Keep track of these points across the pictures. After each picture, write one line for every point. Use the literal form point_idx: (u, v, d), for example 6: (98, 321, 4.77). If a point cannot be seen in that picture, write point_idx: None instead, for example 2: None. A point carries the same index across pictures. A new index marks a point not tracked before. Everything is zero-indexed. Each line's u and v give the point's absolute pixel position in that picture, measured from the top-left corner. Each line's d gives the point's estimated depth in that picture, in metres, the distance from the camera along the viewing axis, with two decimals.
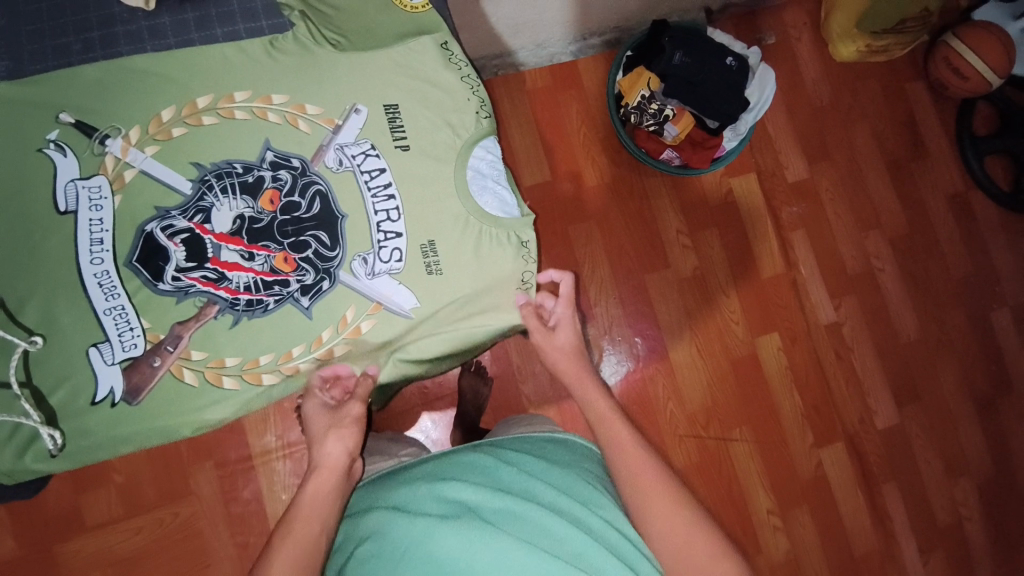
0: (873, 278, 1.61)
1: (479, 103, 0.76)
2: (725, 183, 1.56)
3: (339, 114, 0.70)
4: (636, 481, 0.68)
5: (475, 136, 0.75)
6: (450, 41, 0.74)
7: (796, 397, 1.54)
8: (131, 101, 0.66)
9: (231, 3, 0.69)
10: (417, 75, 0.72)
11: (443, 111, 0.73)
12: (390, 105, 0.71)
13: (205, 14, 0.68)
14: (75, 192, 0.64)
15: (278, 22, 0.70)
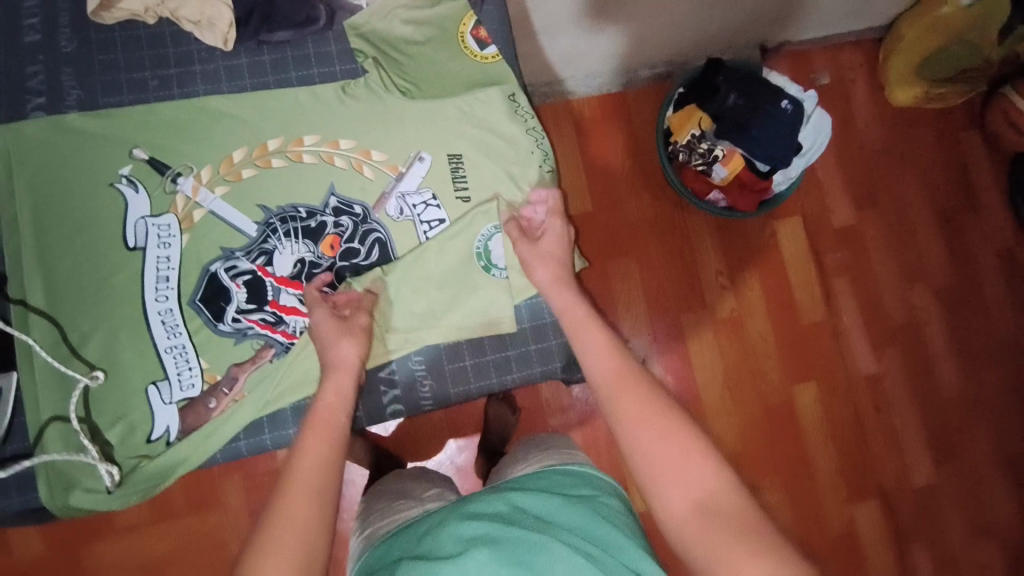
0: (917, 332, 1.54)
1: (543, 156, 0.73)
2: (769, 225, 1.51)
3: (403, 161, 0.70)
4: (651, 447, 0.48)
5: (537, 191, 0.72)
6: (518, 92, 0.72)
7: (830, 450, 1.47)
8: (205, 142, 0.67)
9: (307, 47, 0.70)
10: (483, 126, 0.71)
11: (505, 162, 0.72)
12: (455, 155, 0.71)
13: (282, 57, 0.69)
14: (145, 229, 0.65)
15: (351, 68, 0.70)
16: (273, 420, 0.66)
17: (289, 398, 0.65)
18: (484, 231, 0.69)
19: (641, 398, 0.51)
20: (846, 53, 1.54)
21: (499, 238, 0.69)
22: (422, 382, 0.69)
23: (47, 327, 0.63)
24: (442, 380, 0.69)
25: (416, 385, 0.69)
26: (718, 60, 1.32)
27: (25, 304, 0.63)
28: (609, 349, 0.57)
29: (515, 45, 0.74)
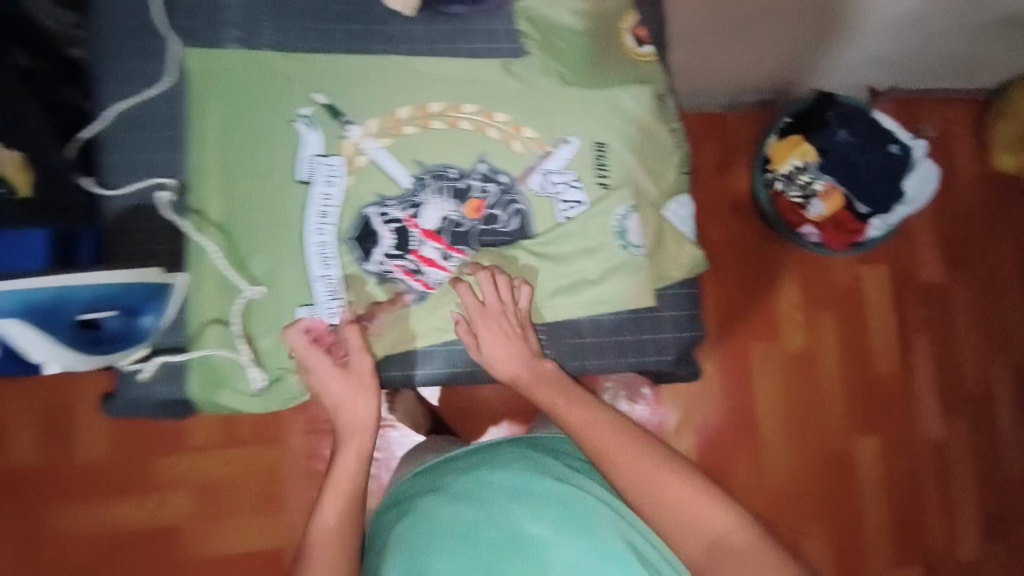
0: (988, 404, 1.50)
1: (681, 159, 0.77)
2: (854, 270, 1.49)
3: (551, 142, 0.74)
4: (631, 467, 0.61)
5: (672, 190, 0.76)
6: (666, 95, 0.77)
7: (883, 507, 1.44)
8: (378, 96, 0.72)
9: (479, 23, 0.74)
10: (630, 119, 0.75)
11: (647, 158, 0.75)
12: (600, 143, 0.74)
13: (455, 28, 0.74)
14: (313, 166, 0.71)
15: (512, 48, 0.75)
16: (401, 360, 0.72)
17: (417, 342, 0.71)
18: (620, 211, 0.72)
19: (632, 464, 0.61)
20: (955, 108, 1.50)
21: (634, 217, 0.72)
22: (541, 348, 0.72)
23: (217, 239, 0.69)
24: (561, 349, 0.72)
25: (536, 350, 0.72)
26: (830, 94, 1.33)
27: (201, 215, 0.69)
28: (602, 419, 0.66)
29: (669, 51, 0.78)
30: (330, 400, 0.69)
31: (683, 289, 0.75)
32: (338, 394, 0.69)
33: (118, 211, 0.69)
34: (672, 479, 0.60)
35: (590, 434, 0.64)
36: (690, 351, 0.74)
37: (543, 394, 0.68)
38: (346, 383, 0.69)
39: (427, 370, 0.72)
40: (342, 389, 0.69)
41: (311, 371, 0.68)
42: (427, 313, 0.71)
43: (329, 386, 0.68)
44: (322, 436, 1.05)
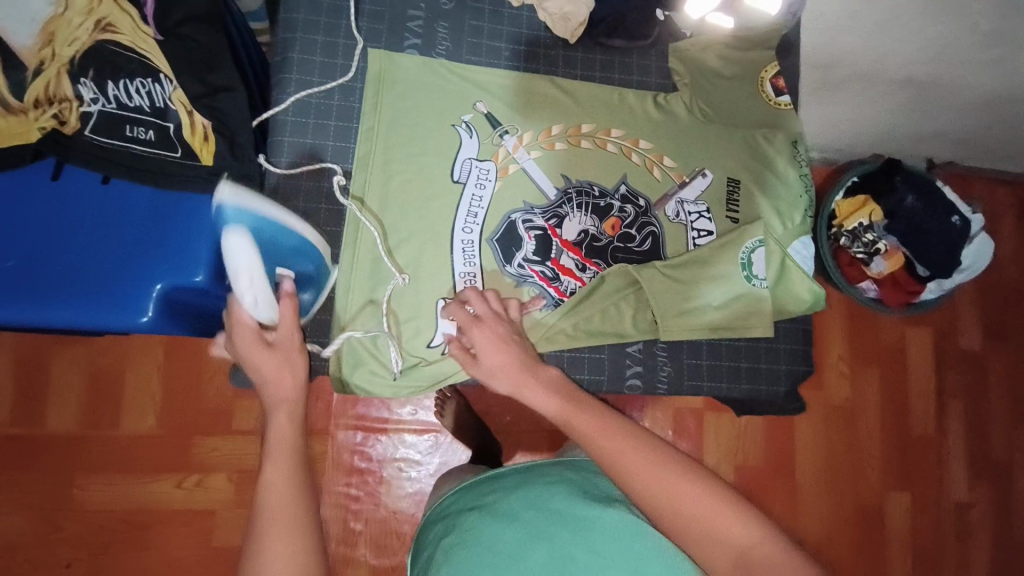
0: (1014, 476, 1.55)
1: (809, 202, 0.80)
2: (900, 330, 1.54)
3: (689, 173, 0.78)
4: (648, 482, 0.52)
5: (798, 231, 0.79)
6: (800, 142, 0.81)
7: (909, 565, 1.49)
8: (534, 112, 0.77)
9: (633, 58, 0.80)
10: (763, 161, 0.80)
11: (775, 198, 0.79)
12: (733, 179, 0.79)
13: (610, 59, 0.80)
14: (469, 168, 0.75)
15: (665, 83, 0.81)
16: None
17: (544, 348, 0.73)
18: (750, 243, 0.76)
19: (648, 468, 0.53)
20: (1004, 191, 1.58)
21: (760, 252, 0.76)
22: (661, 365, 0.75)
23: (373, 224, 0.72)
24: (681, 370, 0.75)
25: (657, 367, 0.75)
26: (898, 161, 1.37)
27: (360, 199, 0.72)
28: (610, 426, 0.57)
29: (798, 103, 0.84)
30: (262, 376, 0.58)
31: (797, 324, 0.80)
32: (270, 366, 0.57)
33: (282, 189, 0.71)
34: (686, 481, 0.52)
35: (598, 446, 0.56)
36: (798, 383, 0.79)
37: (533, 396, 0.60)
38: (280, 355, 0.58)
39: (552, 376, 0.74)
40: (267, 358, 0.58)
41: (243, 344, 0.58)
42: (558, 322, 0.72)
43: (260, 360, 0.57)
44: (369, 433, 1.10)
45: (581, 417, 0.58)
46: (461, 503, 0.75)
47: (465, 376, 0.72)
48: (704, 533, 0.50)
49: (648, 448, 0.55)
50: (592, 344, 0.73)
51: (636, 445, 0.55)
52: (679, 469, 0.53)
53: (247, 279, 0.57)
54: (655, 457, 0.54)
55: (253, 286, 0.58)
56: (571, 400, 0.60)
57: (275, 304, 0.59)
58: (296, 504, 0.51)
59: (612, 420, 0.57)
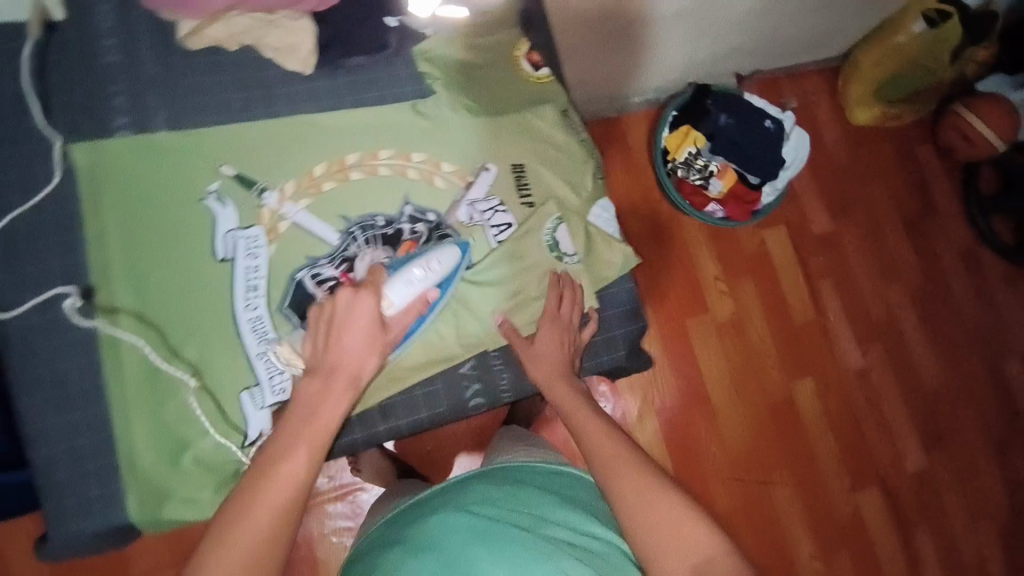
0: (897, 329, 1.68)
1: (595, 165, 0.82)
2: (759, 234, 1.63)
3: (471, 172, 0.76)
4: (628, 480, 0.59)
5: (593, 195, 0.80)
6: (569, 110, 0.82)
7: (831, 441, 1.59)
8: (287, 160, 0.71)
9: (379, 71, 0.75)
10: (542, 138, 0.79)
11: (563, 171, 0.79)
12: (517, 165, 0.77)
13: (356, 79, 0.74)
14: (233, 241, 0.68)
15: (420, 89, 0.76)
16: (361, 420, 0.69)
17: (374, 396, 0.69)
18: (549, 225, 0.76)
19: (631, 473, 0.59)
20: (810, 80, 1.68)
21: (563, 228, 0.76)
22: (500, 374, 0.73)
23: (136, 336, 0.65)
24: (521, 373, 0.73)
25: (495, 377, 0.73)
26: (706, 85, 1.45)
27: (114, 314, 0.65)
28: (608, 438, 0.63)
29: (564, 70, 0.82)
30: (341, 372, 0.60)
31: (622, 285, 0.80)
32: (354, 351, 0.61)
33: (24, 333, 0.64)
34: (662, 490, 0.58)
35: (600, 453, 0.62)
36: (639, 340, 0.79)
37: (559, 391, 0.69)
38: (369, 346, 0.62)
39: (391, 426, 0.69)
40: (357, 335, 0.61)
41: (339, 303, 0.61)
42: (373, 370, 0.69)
43: (353, 332, 0.61)
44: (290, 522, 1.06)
45: (592, 430, 0.64)
46: (401, 527, 0.69)
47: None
48: (667, 542, 0.54)
49: (638, 464, 0.60)
50: (420, 378, 0.70)
51: (628, 460, 0.60)
52: (657, 481, 0.59)
53: (422, 269, 0.67)
54: (638, 467, 0.60)
55: (412, 277, 0.66)
56: (581, 408, 0.67)
57: (410, 291, 0.66)
58: (284, 502, 0.51)
59: (611, 435, 0.63)
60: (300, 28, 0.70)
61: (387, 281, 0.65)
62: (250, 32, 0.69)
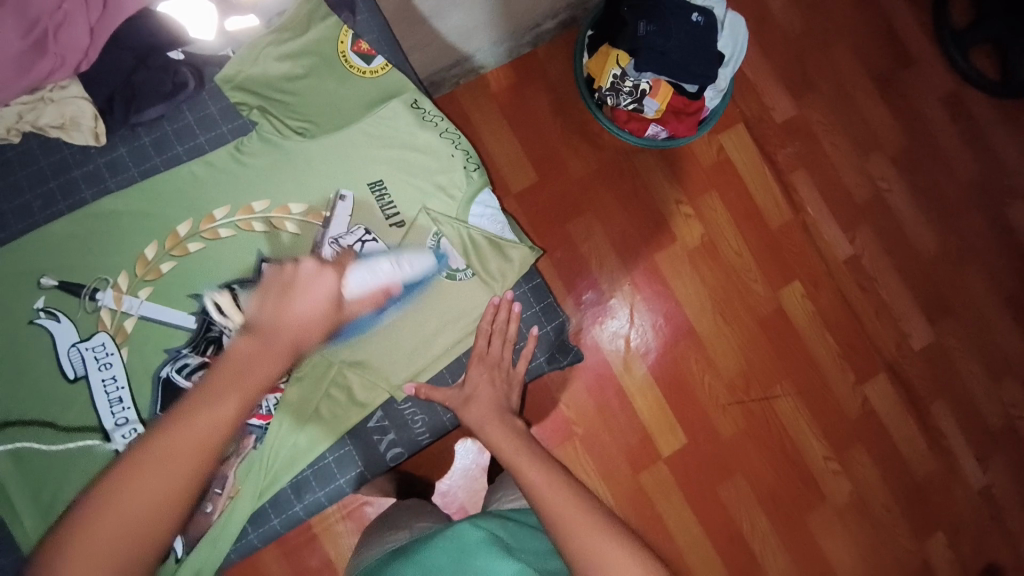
0: (882, 203, 1.43)
1: (464, 155, 0.79)
2: (715, 141, 1.38)
3: (326, 206, 0.75)
4: (580, 536, 0.54)
5: (470, 191, 0.79)
6: (419, 99, 0.77)
7: (830, 339, 1.37)
8: (112, 252, 0.71)
9: (186, 116, 0.74)
10: (398, 143, 0.77)
11: (430, 174, 0.78)
12: (375, 182, 0.77)
13: (161, 135, 0.73)
14: (80, 356, 0.69)
15: (239, 124, 0.75)
16: (275, 504, 0.74)
17: (285, 476, 0.73)
18: (431, 238, 0.77)
19: (585, 525, 0.54)
20: None
21: (445, 241, 0.77)
22: (413, 418, 0.77)
23: (17, 479, 0.67)
24: (432, 412, 0.77)
25: (410, 421, 0.77)
26: None
27: None
28: (561, 483, 0.59)
29: (400, 56, 0.79)
30: (287, 337, 0.59)
31: (526, 285, 0.80)
32: (301, 320, 0.61)
33: None
34: (612, 544, 0.53)
35: (552, 496, 0.57)
36: (559, 342, 0.81)
37: (493, 432, 0.68)
38: (322, 317, 0.63)
39: (307, 501, 0.75)
40: (310, 306, 0.62)
41: (302, 270, 0.63)
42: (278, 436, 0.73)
43: (302, 302, 0.62)
44: (302, 551, 1.03)
45: (539, 476, 0.60)
46: (404, 553, 0.67)
47: (230, 537, 0.69)
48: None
49: (593, 514, 0.56)
50: (331, 443, 0.75)
51: (583, 507, 0.56)
52: (610, 534, 0.54)
53: (389, 263, 0.73)
54: (592, 516, 0.56)
55: (378, 269, 0.73)
56: (524, 450, 0.64)
57: (373, 281, 0.71)
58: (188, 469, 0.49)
59: (566, 482, 0.60)
60: (70, 97, 0.70)
61: (353, 265, 0.70)
62: (24, 119, 0.69)
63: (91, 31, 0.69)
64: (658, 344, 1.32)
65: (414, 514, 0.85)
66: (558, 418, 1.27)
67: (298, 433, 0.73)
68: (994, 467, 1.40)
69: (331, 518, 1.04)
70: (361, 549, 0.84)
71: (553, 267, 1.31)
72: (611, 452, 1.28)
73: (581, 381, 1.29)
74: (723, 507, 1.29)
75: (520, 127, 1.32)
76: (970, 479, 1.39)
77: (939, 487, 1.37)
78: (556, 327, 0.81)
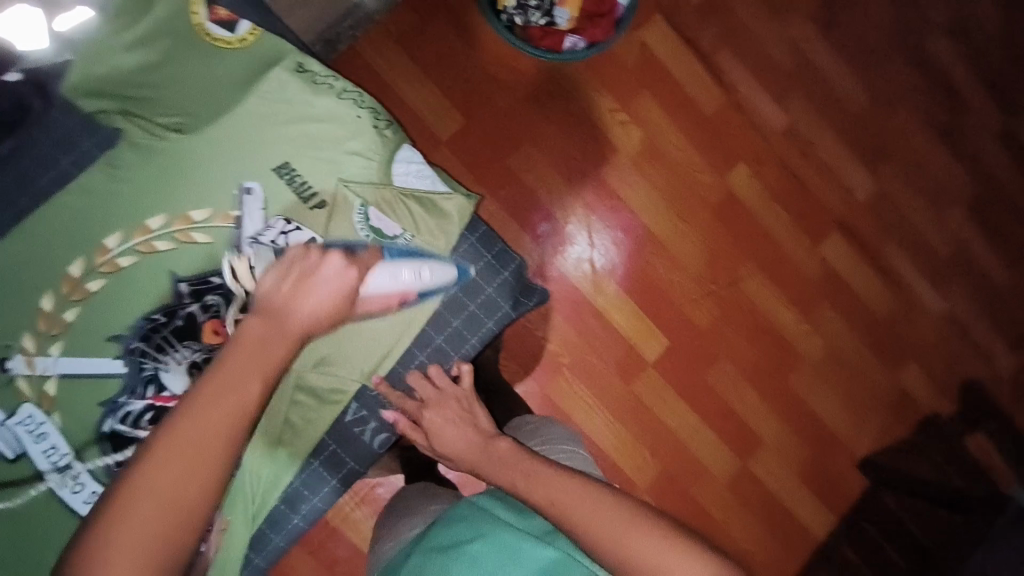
0: (808, 65, 1.41)
1: (372, 114, 0.73)
2: (635, 38, 1.32)
3: (232, 204, 0.68)
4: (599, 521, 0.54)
5: (388, 152, 0.73)
6: (305, 62, 0.70)
7: (783, 212, 1.39)
8: (11, 312, 0.63)
9: (42, 140, 0.65)
10: (294, 116, 0.70)
11: (339, 143, 0.72)
12: (281, 166, 0.70)
13: (21, 170, 0.65)
14: (11, 433, 0.63)
15: (103, 135, 0.66)
16: (273, 521, 0.72)
17: (275, 492, 0.71)
18: (357, 213, 0.71)
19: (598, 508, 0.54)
20: None
21: (374, 211, 0.72)
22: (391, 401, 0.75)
23: None
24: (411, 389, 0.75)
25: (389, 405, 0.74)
26: None
27: None
28: (578, 491, 0.56)
29: (269, 20, 0.71)
30: (300, 324, 0.54)
31: (472, 237, 0.77)
32: (311, 316, 0.55)
33: None
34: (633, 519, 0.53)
35: (589, 516, 0.54)
36: (519, 284, 0.80)
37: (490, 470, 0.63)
38: (335, 311, 0.57)
39: (306, 509, 0.73)
40: (324, 301, 0.56)
41: (324, 266, 0.58)
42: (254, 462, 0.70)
43: (319, 289, 0.56)
44: (326, 546, 1.03)
45: (576, 503, 0.55)
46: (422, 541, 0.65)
47: (235, 571, 0.68)
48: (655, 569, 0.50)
49: (598, 492, 0.56)
50: (313, 447, 0.73)
51: (590, 495, 0.56)
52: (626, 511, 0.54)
53: (413, 274, 0.67)
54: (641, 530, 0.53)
55: (400, 275, 0.66)
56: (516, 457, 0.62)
57: (393, 286, 0.66)
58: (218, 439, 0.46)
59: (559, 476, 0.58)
60: None
61: (377, 264, 0.64)
62: None
63: None
64: (625, 257, 1.32)
65: (428, 498, 0.82)
66: (544, 352, 1.27)
67: (277, 449, 0.71)
68: (948, 293, 1.49)
69: (347, 508, 1.03)
70: (377, 539, 0.82)
71: (502, 207, 1.26)
72: (602, 372, 1.30)
73: (556, 313, 1.28)
74: (715, 394, 1.35)
75: (429, 68, 1.21)
76: (929, 310, 1.47)
77: (903, 324, 1.46)
78: (514, 270, 0.79)
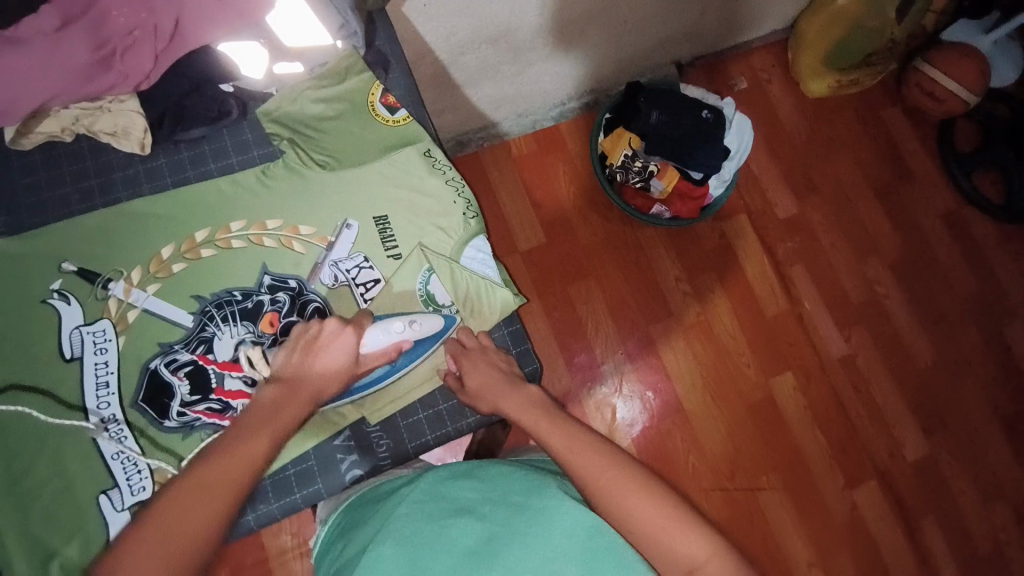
0: (878, 308, 1.46)
1: (466, 204, 0.86)
2: (718, 227, 1.44)
3: (332, 231, 0.82)
4: (598, 474, 0.59)
5: (466, 237, 0.85)
6: (433, 149, 0.86)
7: (820, 437, 1.36)
8: (133, 246, 0.78)
9: (224, 139, 0.83)
10: (406, 185, 0.85)
11: (431, 217, 0.85)
12: (380, 217, 0.84)
13: (199, 152, 0.83)
14: (80, 338, 0.74)
15: (268, 151, 0.84)
16: None
17: None
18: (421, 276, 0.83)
19: (605, 469, 0.59)
20: (757, 56, 1.52)
21: (435, 279, 0.83)
22: (379, 442, 0.79)
23: None
24: (400, 438, 0.79)
25: (374, 445, 0.78)
26: (637, 82, 1.32)
27: None
28: (588, 445, 0.62)
29: (420, 110, 0.88)
30: (308, 389, 0.69)
31: (507, 329, 0.85)
32: (322, 372, 0.69)
33: None
34: (638, 483, 0.58)
35: (596, 466, 0.60)
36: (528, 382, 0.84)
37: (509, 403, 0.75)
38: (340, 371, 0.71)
39: (259, 512, 0.75)
40: (329, 365, 0.70)
41: (324, 335, 0.71)
42: None
43: (326, 358, 0.70)
44: None
45: (585, 452, 0.61)
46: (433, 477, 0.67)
47: None
48: (654, 533, 0.55)
49: (604, 450, 0.61)
50: (294, 456, 0.76)
51: (599, 451, 0.61)
52: (635, 481, 0.58)
53: (404, 324, 0.76)
54: (636, 480, 0.58)
55: (392, 328, 0.75)
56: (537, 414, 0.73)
57: (387, 339, 0.75)
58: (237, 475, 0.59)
59: (573, 426, 0.66)
60: (127, 108, 0.75)
61: (370, 326, 0.75)
62: (79, 121, 0.76)
63: (156, 58, 0.68)
64: (648, 417, 1.33)
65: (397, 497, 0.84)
66: None
67: None
68: None
69: (290, 553, 1.07)
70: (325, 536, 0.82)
71: (551, 327, 1.34)
72: None
73: None
74: None
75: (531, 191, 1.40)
76: None
77: None
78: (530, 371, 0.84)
